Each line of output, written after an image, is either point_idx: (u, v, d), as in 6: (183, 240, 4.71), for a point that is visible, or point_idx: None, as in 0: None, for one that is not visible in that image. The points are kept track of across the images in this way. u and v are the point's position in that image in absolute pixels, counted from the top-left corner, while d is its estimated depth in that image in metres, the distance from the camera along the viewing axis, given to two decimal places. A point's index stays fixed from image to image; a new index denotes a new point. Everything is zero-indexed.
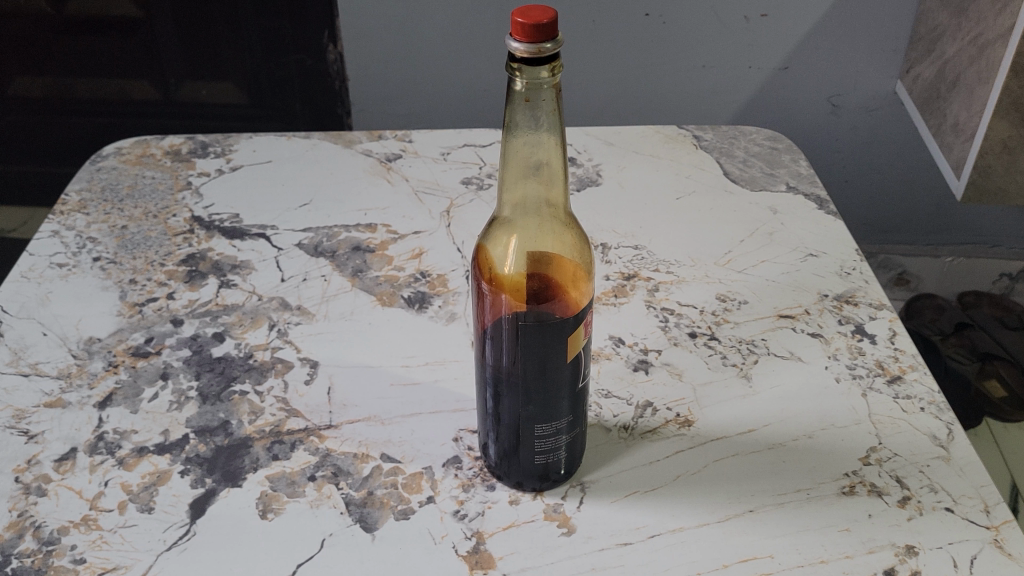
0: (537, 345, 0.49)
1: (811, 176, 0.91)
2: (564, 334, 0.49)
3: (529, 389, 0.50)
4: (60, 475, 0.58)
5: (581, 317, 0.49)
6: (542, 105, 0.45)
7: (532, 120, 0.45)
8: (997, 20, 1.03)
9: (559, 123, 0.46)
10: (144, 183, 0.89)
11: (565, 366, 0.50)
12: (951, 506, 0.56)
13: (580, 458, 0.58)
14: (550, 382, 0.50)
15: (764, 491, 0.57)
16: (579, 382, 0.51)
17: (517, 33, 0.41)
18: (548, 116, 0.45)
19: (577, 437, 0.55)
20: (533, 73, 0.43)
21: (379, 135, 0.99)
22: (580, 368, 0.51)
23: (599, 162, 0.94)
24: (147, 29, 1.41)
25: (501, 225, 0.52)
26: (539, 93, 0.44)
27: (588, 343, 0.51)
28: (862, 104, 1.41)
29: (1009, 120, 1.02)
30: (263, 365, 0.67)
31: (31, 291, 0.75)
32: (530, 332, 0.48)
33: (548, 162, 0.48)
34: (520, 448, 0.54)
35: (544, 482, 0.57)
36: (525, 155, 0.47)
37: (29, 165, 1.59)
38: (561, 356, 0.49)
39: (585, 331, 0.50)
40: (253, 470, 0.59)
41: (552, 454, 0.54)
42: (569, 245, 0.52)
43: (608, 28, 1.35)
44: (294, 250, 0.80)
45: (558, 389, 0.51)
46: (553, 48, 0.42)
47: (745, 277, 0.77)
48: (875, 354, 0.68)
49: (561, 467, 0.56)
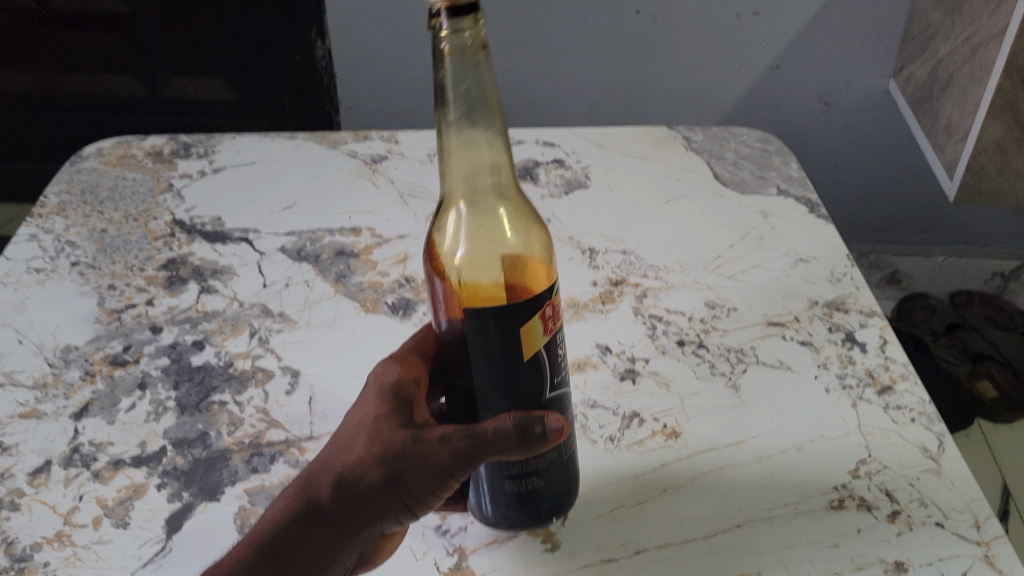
0: (490, 338, 0.43)
1: (802, 179, 0.90)
2: (519, 322, 0.43)
3: (489, 387, 0.45)
4: (34, 489, 0.57)
5: (538, 304, 0.44)
6: (473, 71, 0.43)
7: (465, 90, 0.44)
8: (991, 19, 1.02)
9: (491, 92, 0.45)
10: (124, 185, 0.88)
11: (522, 363, 0.44)
12: (941, 521, 0.54)
13: (573, 488, 0.52)
14: (509, 382, 0.45)
15: (752, 505, 0.56)
16: (544, 386, 0.46)
17: None
18: (482, 87, 0.44)
19: (557, 463, 0.49)
20: (451, 22, 0.41)
21: (364, 136, 0.98)
22: (545, 370, 0.46)
23: (588, 164, 0.93)
24: (132, 23, 1.47)
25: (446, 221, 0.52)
26: (468, 62, 0.43)
27: (553, 341, 0.46)
28: (855, 103, 1.39)
29: (1002, 121, 1.01)
30: (243, 374, 0.66)
31: (7, 296, 0.73)
32: (482, 321, 0.43)
33: (485, 143, 0.47)
34: (486, 471, 0.48)
35: (529, 521, 0.49)
36: (466, 137, 0.46)
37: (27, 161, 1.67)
38: (518, 350, 0.44)
39: (544, 326, 0.45)
40: (231, 484, 0.58)
41: (528, 479, 0.48)
42: (515, 234, 0.52)
43: (598, 23, 1.35)
44: (277, 255, 0.79)
45: (520, 395, 0.45)
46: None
47: (735, 283, 0.76)
48: (865, 362, 0.67)
49: (546, 501, 0.49)
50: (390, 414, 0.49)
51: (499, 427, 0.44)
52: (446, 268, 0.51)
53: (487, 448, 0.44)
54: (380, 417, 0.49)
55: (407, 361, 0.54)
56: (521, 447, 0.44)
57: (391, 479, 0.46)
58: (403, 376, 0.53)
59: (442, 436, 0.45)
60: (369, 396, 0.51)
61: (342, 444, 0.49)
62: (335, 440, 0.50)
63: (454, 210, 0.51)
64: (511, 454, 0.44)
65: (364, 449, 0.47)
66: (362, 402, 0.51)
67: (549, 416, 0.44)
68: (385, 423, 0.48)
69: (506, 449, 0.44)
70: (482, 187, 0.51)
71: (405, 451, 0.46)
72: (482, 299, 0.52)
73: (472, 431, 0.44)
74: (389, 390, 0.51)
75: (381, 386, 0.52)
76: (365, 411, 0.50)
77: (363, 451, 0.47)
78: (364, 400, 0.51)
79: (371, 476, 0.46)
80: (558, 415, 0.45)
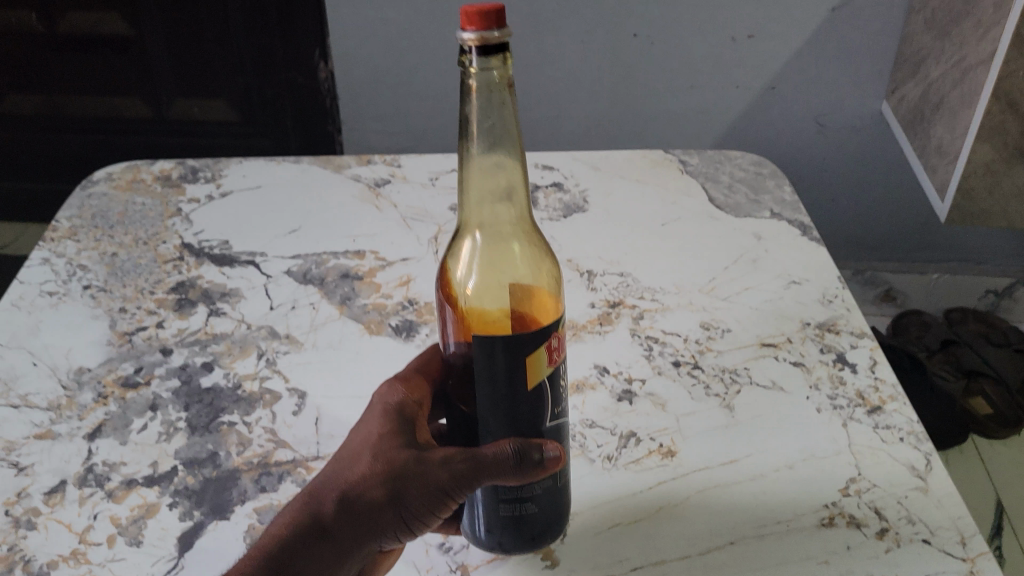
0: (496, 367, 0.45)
1: (795, 202, 0.92)
2: (525, 354, 0.45)
3: (492, 414, 0.47)
4: (49, 508, 0.59)
5: (546, 336, 0.45)
6: (498, 109, 0.45)
7: (489, 126, 0.45)
8: (980, 45, 1.04)
9: (515, 131, 0.46)
10: (134, 210, 0.90)
11: (524, 393, 0.46)
12: (928, 538, 0.56)
13: (564, 520, 0.54)
14: (512, 410, 0.46)
15: (745, 522, 0.58)
16: (543, 416, 0.48)
17: (467, 24, 0.40)
18: (504, 126, 0.46)
19: (551, 493, 0.51)
20: (482, 62, 0.42)
21: (368, 161, 1.00)
22: (546, 401, 0.47)
23: (586, 188, 0.95)
24: (138, 46, 1.48)
25: (461, 245, 0.53)
26: (494, 101, 0.44)
27: (555, 373, 0.47)
28: (849, 124, 1.42)
29: (991, 144, 1.03)
30: (252, 395, 0.68)
31: (21, 319, 0.75)
32: (490, 348, 0.45)
33: (505, 176, 0.49)
34: (484, 494, 0.49)
35: (518, 546, 0.51)
36: (486, 169, 0.48)
37: (31, 182, 1.68)
38: (522, 380, 0.46)
39: (549, 359, 0.46)
40: (240, 503, 0.59)
41: (522, 505, 0.50)
42: (526, 264, 0.54)
43: (596, 46, 1.37)
44: (283, 277, 0.81)
45: (520, 423, 0.47)
46: (504, 39, 0.41)
47: (729, 305, 0.78)
48: (855, 383, 0.69)
49: (536, 528, 0.51)
50: (393, 433, 0.51)
51: (501, 452, 0.46)
52: (456, 295, 0.53)
53: (487, 472, 0.46)
54: (384, 435, 0.51)
55: (409, 380, 0.56)
56: (520, 473, 0.46)
57: (393, 497, 0.48)
58: (407, 395, 0.54)
59: (446, 459, 0.48)
60: (372, 413, 0.53)
61: (346, 459, 0.51)
62: (338, 454, 0.52)
63: (469, 237, 0.53)
64: (510, 479, 0.46)
65: (367, 466, 0.49)
66: (365, 419, 0.53)
67: (548, 445, 0.47)
68: (388, 441, 0.50)
69: (506, 474, 0.46)
70: (497, 216, 0.52)
71: (410, 471, 0.48)
72: (489, 325, 0.54)
73: (475, 455, 0.47)
74: (392, 408, 0.53)
75: (384, 403, 0.53)
76: (368, 428, 0.52)
77: (367, 467, 0.49)
78: (367, 417, 0.53)
79: (374, 493, 0.48)
80: (556, 444, 0.48)
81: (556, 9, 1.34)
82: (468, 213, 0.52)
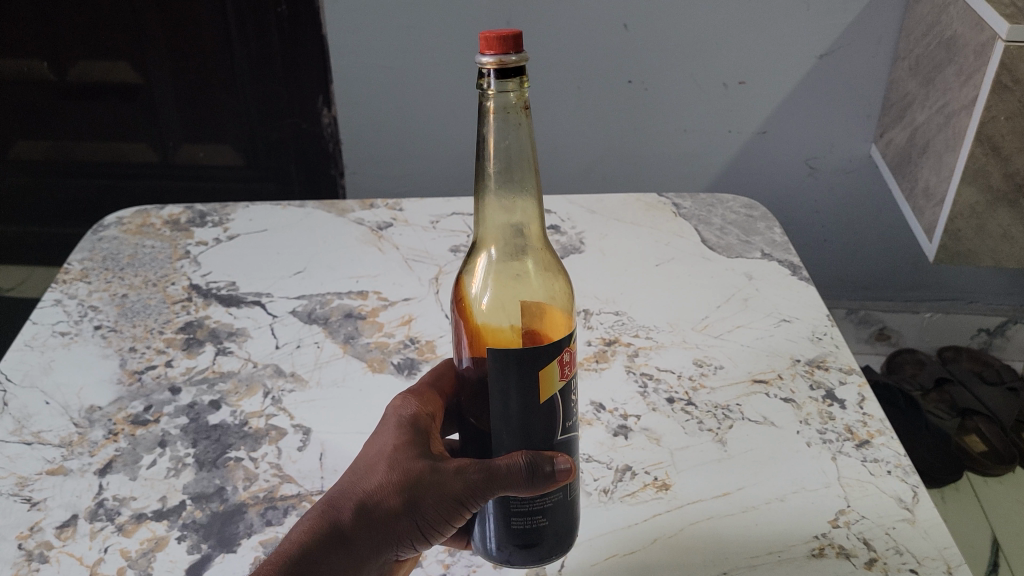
0: (511, 379, 0.47)
1: (785, 243, 0.95)
2: (539, 367, 0.47)
3: (504, 429, 0.49)
4: (61, 542, 0.60)
5: (558, 351, 0.47)
6: (514, 130, 0.47)
7: (505, 147, 0.47)
8: (962, 91, 1.08)
9: (531, 153, 0.48)
10: (144, 253, 0.93)
11: (538, 406, 0.48)
12: (915, 568, 0.58)
13: (575, 533, 0.55)
14: (523, 425, 0.48)
15: (737, 553, 0.59)
16: (556, 432, 0.50)
17: (486, 49, 0.43)
18: (521, 146, 0.47)
19: (561, 504, 0.52)
20: (499, 84, 0.44)
21: (371, 205, 1.04)
22: (558, 416, 0.49)
23: (582, 230, 0.98)
24: (147, 93, 1.51)
25: (477, 261, 0.55)
26: (511, 119, 0.47)
27: (568, 387, 0.49)
28: (839, 167, 1.45)
29: (976, 186, 1.07)
30: (257, 432, 0.70)
31: (34, 359, 0.78)
32: (505, 362, 0.47)
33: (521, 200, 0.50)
34: (496, 506, 0.51)
35: (531, 560, 0.52)
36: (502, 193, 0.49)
37: (37, 226, 1.71)
38: (536, 394, 0.48)
39: (562, 372, 0.48)
40: (247, 536, 0.61)
41: (534, 517, 0.51)
42: (540, 283, 0.55)
43: (592, 93, 1.42)
44: (289, 317, 0.83)
45: (532, 437, 0.49)
46: (522, 63, 0.43)
47: (721, 343, 0.80)
48: (844, 418, 0.71)
49: (548, 540, 0.53)
50: (408, 444, 0.53)
51: (511, 464, 0.48)
52: (470, 310, 0.55)
53: (500, 483, 0.48)
54: (399, 446, 0.53)
55: (423, 392, 0.58)
56: (530, 485, 0.48)
57: (410, 506, 0.50)
58: (420, 410, 0.56)
59: (461, 469, 0.50)
60: (387, 425, 0.55)
61: (363, 468, 0.52)
62: (354, 464, 0.54)
63: (485, 255, 0.54)
64: (521, 490, 0.48)
65: (385, 475, 0.51)
66: (380, 430, 0.55)
67: (559, 458, 0.49)
68: (405, 452, 0.52)
69: (518, 485, 0.48)
70: (512, 235, 0.54)
71: (427, 481, 0.50)
72: (501, 341, 0.56)
73: (487, 465, 0.49)
74: (407, 419, 0.55)
75: (399, 415, 0.55)
76: (383, 439, 0.54)
77: (384, 477, 0.51)
78: (382, 429, 0.55)
79: (391, 501, 0.50)
80: (567, 456, 0.50)
81: (553, 59, 1.38)
82: (484, 233, 0.53)
